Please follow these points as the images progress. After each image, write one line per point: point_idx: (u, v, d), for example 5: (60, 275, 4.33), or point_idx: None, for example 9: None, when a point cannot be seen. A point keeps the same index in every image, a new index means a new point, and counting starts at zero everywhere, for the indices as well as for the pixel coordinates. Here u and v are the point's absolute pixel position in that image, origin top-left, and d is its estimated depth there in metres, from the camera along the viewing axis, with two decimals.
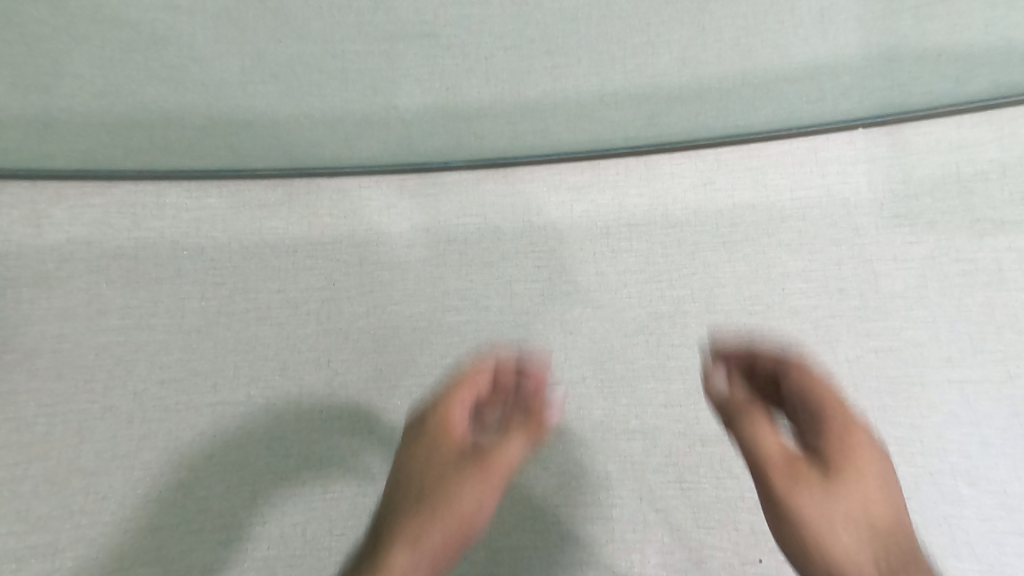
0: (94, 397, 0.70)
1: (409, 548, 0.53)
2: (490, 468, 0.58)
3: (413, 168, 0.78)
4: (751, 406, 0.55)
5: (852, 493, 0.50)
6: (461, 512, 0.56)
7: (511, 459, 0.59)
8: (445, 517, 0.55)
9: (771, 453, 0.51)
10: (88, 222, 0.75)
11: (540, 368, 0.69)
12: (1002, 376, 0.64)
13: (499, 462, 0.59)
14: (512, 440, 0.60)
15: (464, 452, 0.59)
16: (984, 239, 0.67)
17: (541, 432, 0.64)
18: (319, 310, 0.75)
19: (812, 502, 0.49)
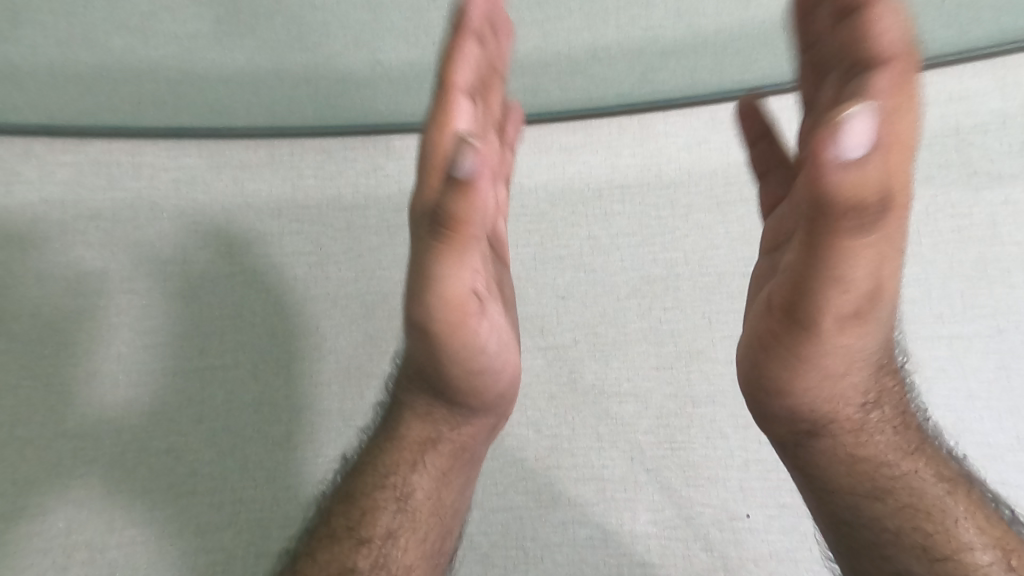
0: (77, 361, 0.70)
1: (420, 423, 0.53)
2: (458, 316, 0.43)
3: (403, 129, 0.76)
4: (877, 217, 0.32)
5: (884, 323, 0.40)
6: (458, 373, 0.48)
7: (469, 289, 0.42)
8: (450, 382, 0.49)
9: (846, 289, 0.35)
10: (60, 181, 0.73)
11: (483, 149, 0.36)
12: (991, 331, 0.64)
13: (457, 308, 0.42)
14: (457, 267, 0.39)
15: (421, 304, 0.42)
16: (980, 193, 0.66)
17: (476, 234, 0.38)
18: (306, 275, 0.73)
19: (843, 343, 0.39)
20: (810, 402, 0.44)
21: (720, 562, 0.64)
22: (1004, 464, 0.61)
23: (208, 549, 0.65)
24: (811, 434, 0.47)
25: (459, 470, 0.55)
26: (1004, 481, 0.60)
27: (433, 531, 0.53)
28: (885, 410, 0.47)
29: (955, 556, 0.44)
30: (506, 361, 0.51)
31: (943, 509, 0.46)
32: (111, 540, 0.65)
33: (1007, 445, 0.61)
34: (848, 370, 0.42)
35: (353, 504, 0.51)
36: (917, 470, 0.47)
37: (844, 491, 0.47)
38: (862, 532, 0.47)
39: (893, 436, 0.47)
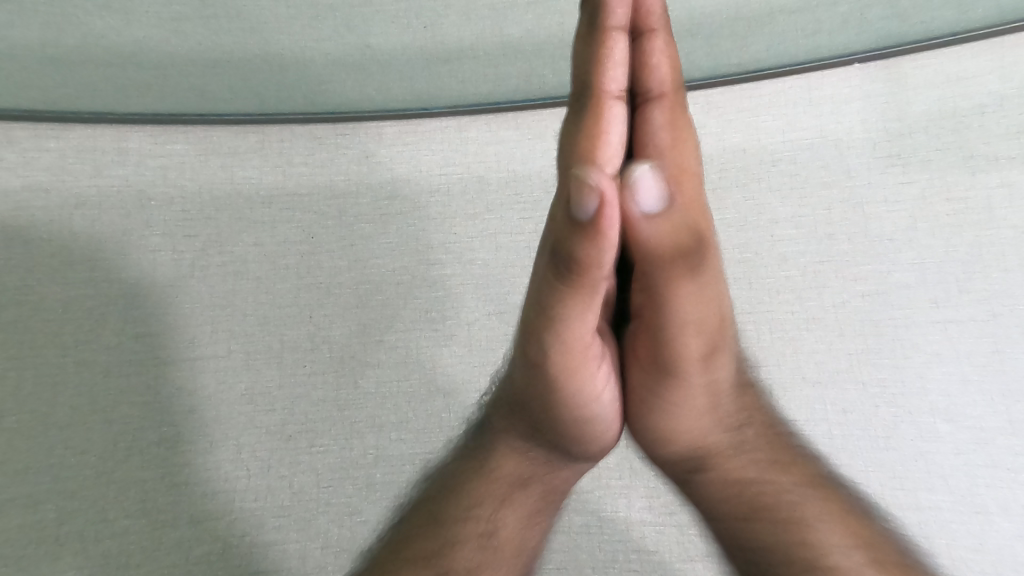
0: (66, 351, 0.69)
1: (512, 457, 0.54)
2: (577, 360, 0.46)
3: (390, 116, 0.74)
4: (694, 261, 0.43)
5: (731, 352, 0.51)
6: (569, 422, 0.51)
7: (591, 333, 0.46)
8: (550, 428, 0.52)
9: (698, 321, 0.46)
10: (43, 166, 0.71)
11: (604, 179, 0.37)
12: (986, 315, 0.63)
13: (579, 351, 0.46)
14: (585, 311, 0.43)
15: (542, 340, 0.46)
16: (977, 175, 0.66)
17: (600, 281, 0.41)
18: (299, 264, 0.73)
19: (704, 378, 0.49)
20: (685, 435, 0.52)
21: None
22: (997, 447, 0.61)
23: (203, 538, 0.65)
24: (696, 469, 0.53)
25: (546, 509, 0.57)
26: (997, 464, 0.61)
27: (513, 568, 0.54)
28: (754, 429, 0.53)
29: (821, 561, 0.46)
30: (613, 419, 0.52)
31: (806, 516, 0.48)
32: (103, 530, 0.65)
33: (999, 428, 0.61)
34: (713, 404, 0.51)
35: (432, 520, 0.53)
36: (782, 484, 0.51)
37: (733, 521, 0.50)
38: (745, 550, 0.49)
39: (759, 454, 0.52)
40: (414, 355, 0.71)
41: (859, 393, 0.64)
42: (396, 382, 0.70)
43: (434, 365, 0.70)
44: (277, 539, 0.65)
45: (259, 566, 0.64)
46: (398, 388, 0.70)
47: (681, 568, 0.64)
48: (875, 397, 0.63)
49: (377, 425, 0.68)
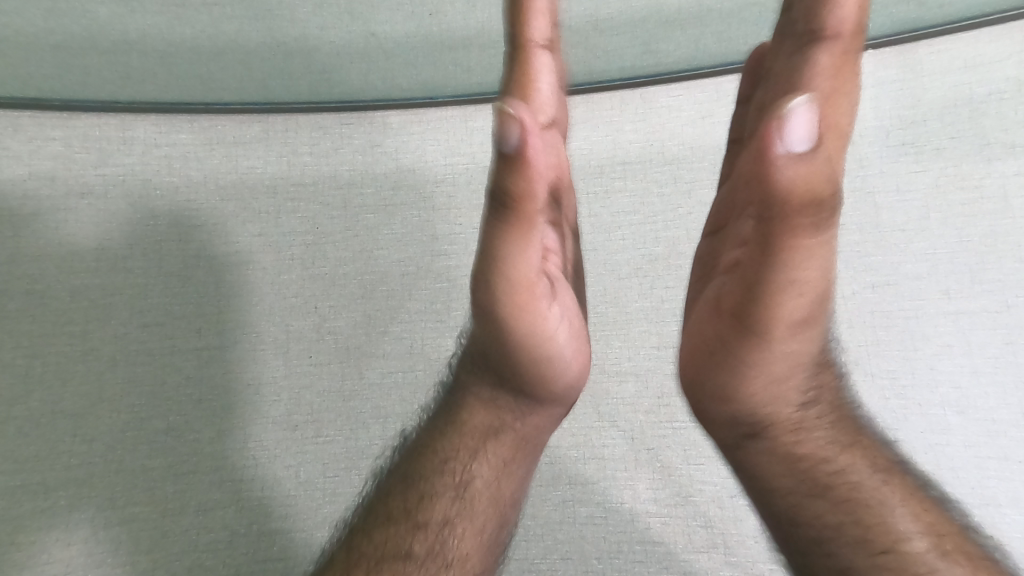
0: (73, 339, 0.69)
1: (483, 410, 0.56)
2: (524, 297, 0.47)
3: (396, 106, 0.74)
4: (820, 221, 0.36)
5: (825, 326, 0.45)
6: (523, 360, 0.51)
7: (536, 269, 0.46)
8: (515, 371, 0.53)
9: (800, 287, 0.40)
10: (47, 156, 0.71)
11: (524, 111, 0.39)
12: (998, 306, 0.63)
13: (525, 288, 0.47)
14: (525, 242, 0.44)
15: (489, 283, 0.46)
16: (991, 163, 0.65)
17: (536, 215, 0.42)
18: (304, 255, 0.72)
19: (789, 346, 0.44)
20: (755, 403, 0.48)
21: (719, 539, 0.64)
22: (1008, 439, 0.60)
23: (211, 526, 0.65)
24: (751, 435, 0.50)
25: (520, 460, 0.56)
26: (1007, 456, 0.60)
27: (490, 522, 0.54)
28: (823, 407, 0.50)
29: (894, 548, 0.44)
30: (573, 356, 0.54)
31: (881, 502, 0.46)
32: (113, 518, 0.65)
33: (1010, 420, 0.61)
34: (791, 375, 0.46)
35: (410, 486, 0.53)
36: (854, 464, 0.48)
37: (798, 495, 0.48)
38: (803, 528, 0.47)
39: (829, 432, 0.49)
40: (419, 347, 0.71)
41: (869, 385, 0.63)
42: (403, 373, 0.70)
43: (440, 357, 0.70)
44: (285, 527, 0.66)
45: (268, 553, 0.65)
46: (404, 380, 0.69)
47: (687, 559, 0.63)
48: (884, 388, 0.63)
49: (383, 416, 0.68)
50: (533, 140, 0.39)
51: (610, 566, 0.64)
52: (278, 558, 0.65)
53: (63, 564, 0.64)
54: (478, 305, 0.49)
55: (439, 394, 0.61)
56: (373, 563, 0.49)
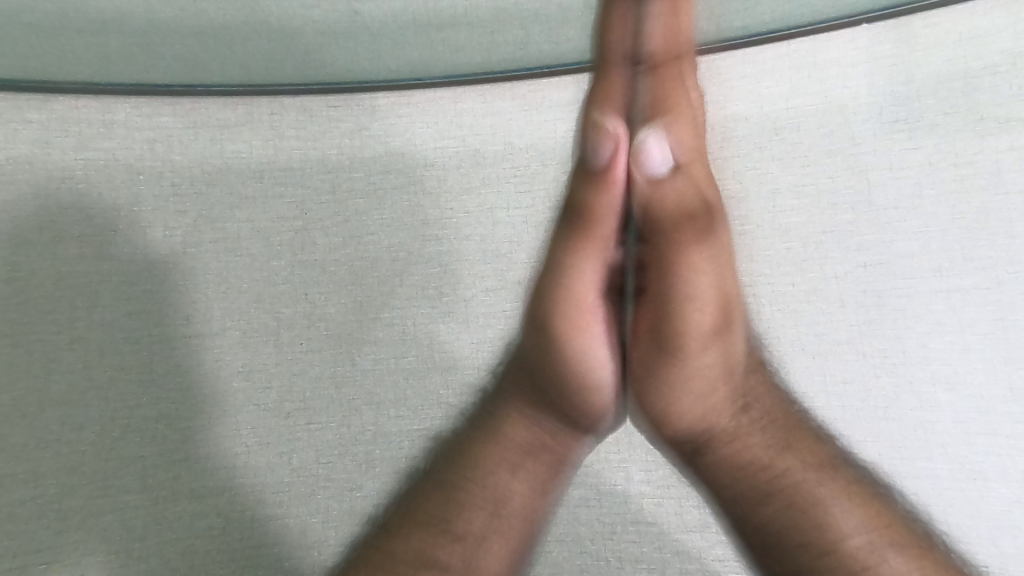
0: (59, 327, 0.68)
1: (526, 422, 0.54)
2: (580, 313, 0.51)
3: (384, 87, 0.72)
4: (697, 227, 0.48)
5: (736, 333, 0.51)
6: (571, 377, 0.52)
7: (591, 286, 0.51)
8: (568, 382, 0.52)
9: (696, 300, 0.48)
10: (26, 140, 0.70)
11: (618, 131, 0.49)
12: (989, 283, 0.63)
13: (577, 306, 0.50)
14: (578, 262, 0.50)
15: (547, 294, 0.51)
16: (985, 139, 0.64)
17: (603, 233, 0.50)
18: (293, 241, 0.71)
19: (709, 355, 0.49)
20: (690, 416, 0.50)
21: (712, 520, 0.64)
22: (998, 415, 0.61)
23: (204, 513, 0.65)
24: (697, 450, 0.51)
25: (556, 479, 0.55)
26: (997, 432, 0.60)
27: (520, 539, 0.53)
28: (756, 411, 0.51)
29: (839, 546, 0.45)
30: (616, 379, 0.52)
31: (819, 500, 0.47)
32: (105, 505, 0.65)
33: (1000, 396, 0.61)
34: (717, 381, 0.50)
35: (444, 493, 0.52)
36: (790, 467, 0.49)
37: (741, 502, 0.49)
38: (754, 536, 0.48)
39: (767, 436, 0.50)
40: (411, 333, 0.70)
41: (860, 363, 0.63)
42: (395, 359, 0.69)
43: (432, 343, 0.69)
44: (279, 514, 0.65)
45: (262, 539, 0.65)
46: (396, 365, 0.69)
47: (679, 539, 0.64)
48: (875, 367, 0.63)
49: (375, 402, 0.68)
50: (618, 162, 0.48)
51: (604, 548, 0.64)
52: (272, 544, 0.65)
53: (56, 550, 0.64)
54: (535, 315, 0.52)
55: (476, 402, 0.59)
56: (411, 571, 0.48)
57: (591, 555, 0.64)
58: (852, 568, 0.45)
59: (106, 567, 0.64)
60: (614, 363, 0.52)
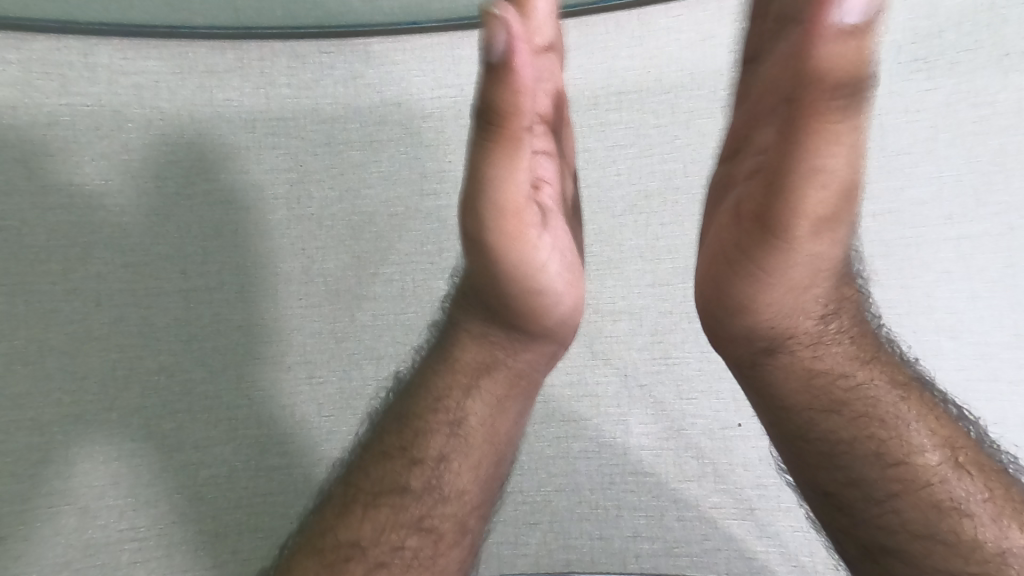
0: (55, 278, 0.68)
1: (475, 345, 0.52)
2: (512, 224, 0.44)
3: (379, 31, 0.69)
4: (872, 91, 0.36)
5: (850, 228, 0.41)
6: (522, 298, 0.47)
7: (524, 195, 0.44)
8: (509, 309, 0.49)
9: (825, 176, 0.37)
10: (6, 82, 0.67)
11: (512, 17, 0.39)
12: (1002, 229, 0.61)
13: (513, 216, 0.44)
14: (508, 172, 0.42)
15: (480, 212, 0.43)
16: (1010, 76, 0.62)
17: (524, 132, 0.41)
18: (288, 195, 0.70)
19: (814, 246, 0.40)
20: (771, 320, 0.45)
21: (710, 469, 0.65)
22: (1001, 361, 0.60)
23: (209, 463, 0.66)
24: (770, 351, 0.47)
25: (516, 397, 0.53)
26: (999, 378, 0.60)
27: (487, 455, 0.52)
28: (843, 321, 0.47)
29: (909, 460, 0.44)
30: (567, 287, 0.49)
31: (897, 416, 0.46)
32: (111, 452, 0.66)
33: (1005, 342, 0.61)
34: (813, 281, 0.43)
35: (404, 424, 0.51)
36: (871, 380, 0.47)
37: (804, 409, 0.47)
38: (814, 443, 0.47)
39: (848, 348, 0.47)
40: (410, 289, 0.69)
41: None
42: (393, 316, 0.69)
43: (431, 298, 0.69)
44: (283, 464, 0.66)
45: (267, 487, 0.66)
46: (396, 321, 0.68)
47: (677, 488, 0.65)
48: (880, 318, 0.62)
49: (375, 357, 0.68)
50: (520, 48, 0.39)
51: (604, 496, 0.65)
52: (278, 493, 0.66)
53: (64, 497, 0.65)
54: (467, 233, 0.45)
55: (433, 333, 0.57)
56: (370, 498, 0.49)
57: (590, 504, 0.65)
58: (917, 480, 0.44)
59: (115, 510, 0.65)
60: (563, 273, 0.49)
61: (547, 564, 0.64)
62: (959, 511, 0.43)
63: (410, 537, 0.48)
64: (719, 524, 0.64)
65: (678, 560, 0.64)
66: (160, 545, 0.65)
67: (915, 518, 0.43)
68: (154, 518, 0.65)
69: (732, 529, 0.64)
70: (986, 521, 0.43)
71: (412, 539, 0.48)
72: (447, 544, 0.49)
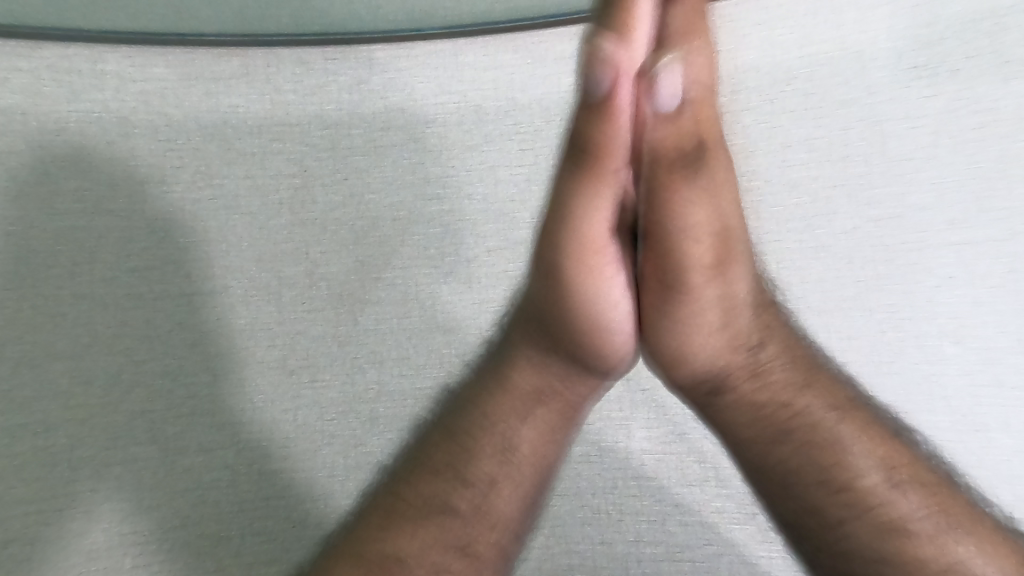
0: (62, 283, 0.69)
1: (534, 371, 0.52)
2: (592, 260, 0.46)
3: (382, 38, 0.70)
4: (688, 168, 0.42)
5: (744, 265, 0.48)
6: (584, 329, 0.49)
7: (604, 233, 0.45)
8: (575, 338, 0.50)
9: (698, 233, 0.44)
10: (15, 88, 0.68)
11: (623, 58, 0.39)
12: (1004, 235, 0.61)
13: (592, 251, 0.46)
14: (597, 207, 0.43)
15: (560, 241, 0.45)
16: (1009, 83, 0.62)
17: (614, 168, 0.42)
18: (292, 199, 0.71)
19: (714, 291, 0.46)
20: (704, 359, 0.48)
21: (712, 473, 0.65)
22: (1003, 366, 0.60)
23: (212, 466, 0.66)
24: (715, 390, 0.49)
25: (565, 426, 0.54)
26: (1002, 383, 0.60)
27: (533, 483, 0.52)
28: (773, 350, 0.49)
29: (855, 484, 0.44)
30: (633, 327, 0.50)
31: (837, 441, 0.45)
32: (115, 456, 0.66)
33: (1007, 347, 0.61)
34: (728, 319, 0.48)
35: (455, 442, 0.51)
36: (811, 404, 0.47)
37: (754, 442, 0.48)
38: (773, 476, 0.47)
39: (786, 374, 0.49)
40: (413, 293, 0.70)
41: (866, 320, 0.62)
42: (396, 320, 0.69)
43: (434, 302, 0.69)
44: (285, 467, 0.66)
45: (269, 491, 0.66)
46: (399, 325, 0.69)
47: (679, 492, 0.65)
48: (881, 322, 0.62)
49: (378, 360, 0.68)
50: (623, 92, 0.39)
51: (606, 501, 0.65)
52: (280, 497, 0.66)
53: (68, 500, 0.65)
54: (545, 263, 0.47)
55: (488, 351, 0.58)
56: (416, 514, 0.48)
57: (592, 510, 0.65)
58: (862, 504, 0.43)
59: (118, 514, 0.65)
60: (629, 305, 0.49)
61: (549, 569, 0.64)
62: (903, 531, 0.42)
63: (452, 559, 0.47)
64: (721, 529, 0.64)
65: (681, 565, 0.64)
66: (162, 549, 0.65)
67: (867, 541, 0.43)
68: (157, 522, 0.65)
69: (733, 534, 0.64)
70: (931, 539, 0.42)
71: (456, 561, 0.47)
72: (490, 567, 0.49)
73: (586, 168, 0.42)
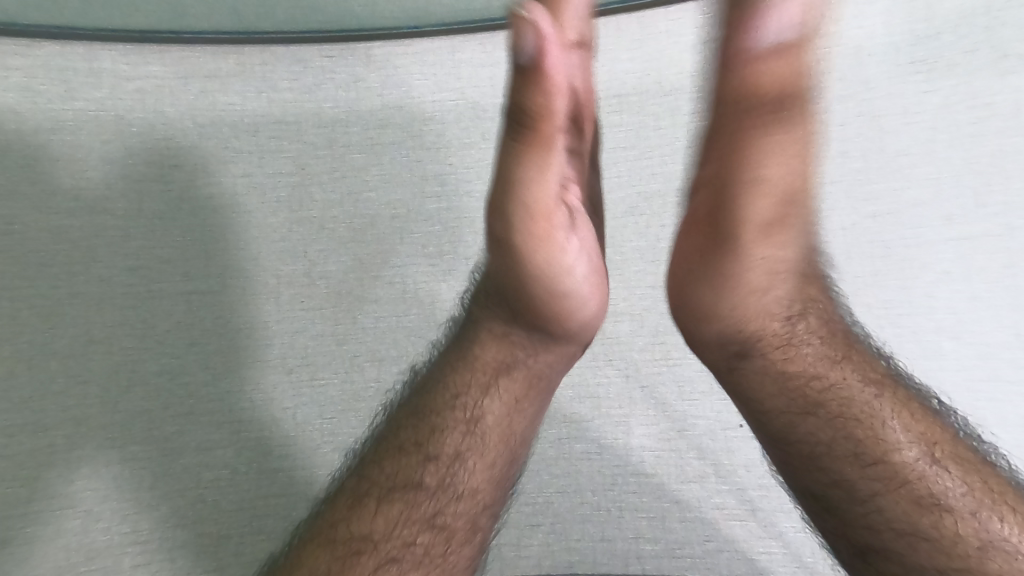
0: (59, 282, 0.68)
1: (494, 343, 0.52)
2: (542, 227, 0.45)
3: (378, 35, 0.69)
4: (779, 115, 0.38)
5: (802, 232, 0.44)
6: (544, 295, 0.48)
7: (555, 196, 0.45)
8: (533, 307, 0.49)
9: (768, 186, 0.40)
10: (10, 87, 0.68)
11: (544, 19, 0.39)
12: (1002, 230, 0.62)
13: (544, 219, 0.45)
14: (538, 170, 0.43)
15: (509, 211, 0.45)
16: (1006, 78, 0.62)
17: (557, 133, 0.42)
18: (290, 197, 0.70)
19: (764, 252, 0.43)
20: (734, 323, 0.46)
21: (711, 469, 0.65)
22: (1001, 361, 0.61)
23: (211, 465, 0.66)
24: (741, 355, 0.48)
25: (532, 398, 0.53)
26: (999, 378, 0.60)
27: (501, 456, 0.52)
28: (812, 322, 0.48)
29: (888, 457, 0.44)
30: (591, 292, 0.49)
31: (872, 415, 0.46)
32: (114, 454, 0.66)
33: (1004, 342, 0.61)
34: (772, 283, 0.45)
35: (421, 419, 0.51)
36: (846, 379, 0.47)
37: (781, 413, 0.47)
38: (796, 445, 0.47)
39: (820, 346, 0.48)
40: (412, 291, 0.70)
41: (864, 315, 0.62)
42: (394, 318, 0.69)
43: (433, 300, 0.69)
44: (284, 466, 0.66)
45: (269, 489, 0.66)
46: (398, 323, 0.69)
47: (677, 489, 0.65)
48: (880, 318, 0.62)
49: (378, 358, 0.68)
50: (551, 51, 0.39)
51: (605, 498, 0.65)
52: (279, 495, 0.66)
53: (66, 500, 0.65)
54: (496, 235, 0.46)
55: (455, 328, 0.57)
56: (383, 492, 0.48)
57: (592, 506, 0.65)
58: (896, 477, 0.44)
59: (117, 513, 0.65)
60: (587, 275, 0.48)
61: (549, 566, 0.65)
62: (939, 505, 0.43)
63: (421, 532, 0.47)
64: (720, 525, 0.64)
65: (680, 561, 0.64)
66: (161, 548, 0.65)
67: (900, 515, 0.43)
68: (156, 521, 0.65)
69: (733, 530, 0.64)
70: (968, 515, 0.42)
71: (425, 535, 0.47)
72: (458, 538, 0.49)
73: (524, 132, 0.42)
